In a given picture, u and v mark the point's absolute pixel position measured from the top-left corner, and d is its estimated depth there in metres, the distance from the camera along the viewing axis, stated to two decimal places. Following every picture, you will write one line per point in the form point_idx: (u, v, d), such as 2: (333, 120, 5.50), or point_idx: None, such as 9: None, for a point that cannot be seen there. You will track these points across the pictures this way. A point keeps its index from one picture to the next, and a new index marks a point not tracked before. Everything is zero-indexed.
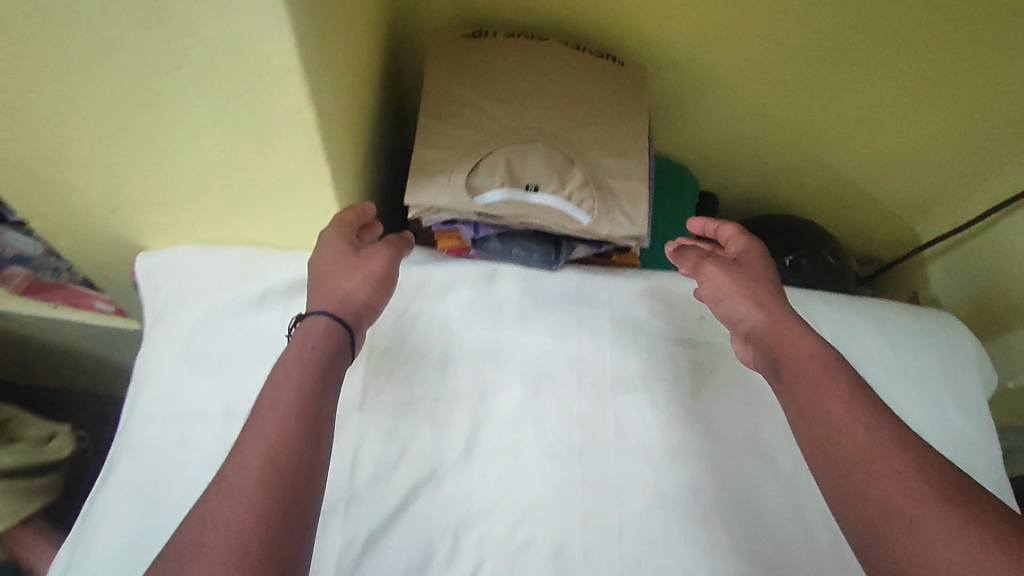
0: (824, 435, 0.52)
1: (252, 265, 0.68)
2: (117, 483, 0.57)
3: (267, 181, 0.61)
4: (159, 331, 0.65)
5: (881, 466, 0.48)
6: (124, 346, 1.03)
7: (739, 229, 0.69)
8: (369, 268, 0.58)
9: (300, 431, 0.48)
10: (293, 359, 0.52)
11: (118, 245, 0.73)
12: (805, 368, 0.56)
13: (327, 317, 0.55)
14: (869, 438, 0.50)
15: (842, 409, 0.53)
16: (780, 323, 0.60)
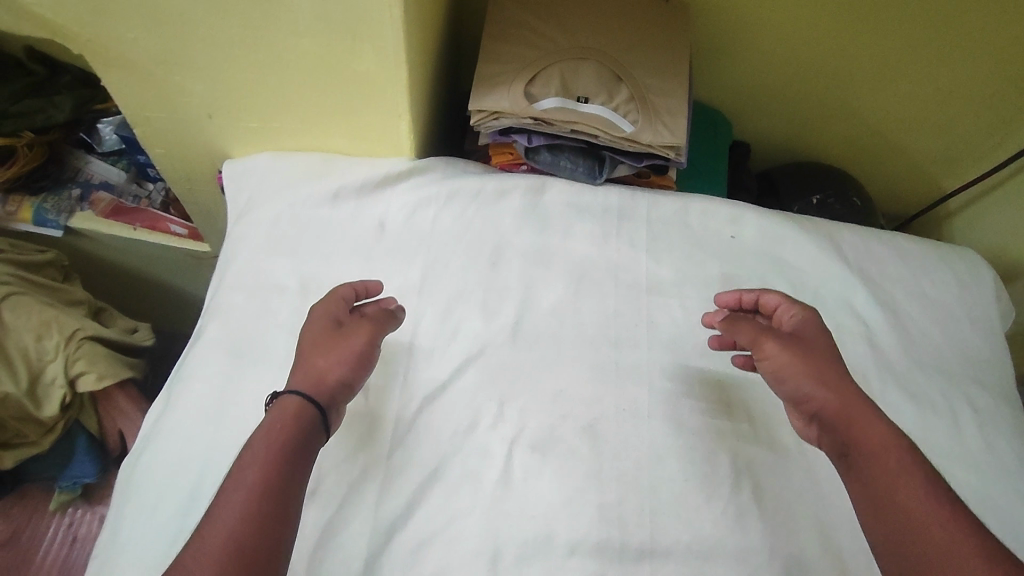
0: (897, 528, 0.50)
1: (328, 167, 0.78)
2: (210, 340, 0.67)
3: (349, 82, 0.71)
4: (245, 222, 0.75)
5: (952, 557, 0.47)
6: (196, 269, 1.23)
7: (784, 299, 0.65)
8: (347, 351, 0.60)
9: (276, 493, 0.50)
10: (261, 438, 0.53)
11: (212, 151, 0.85)
12: (869, 447, 0.54)
13: (299, 399, 0.56)
14: (936, 520, 0.49)
15: (921, 508, 0.49)
16: (849, 403, 0.56)
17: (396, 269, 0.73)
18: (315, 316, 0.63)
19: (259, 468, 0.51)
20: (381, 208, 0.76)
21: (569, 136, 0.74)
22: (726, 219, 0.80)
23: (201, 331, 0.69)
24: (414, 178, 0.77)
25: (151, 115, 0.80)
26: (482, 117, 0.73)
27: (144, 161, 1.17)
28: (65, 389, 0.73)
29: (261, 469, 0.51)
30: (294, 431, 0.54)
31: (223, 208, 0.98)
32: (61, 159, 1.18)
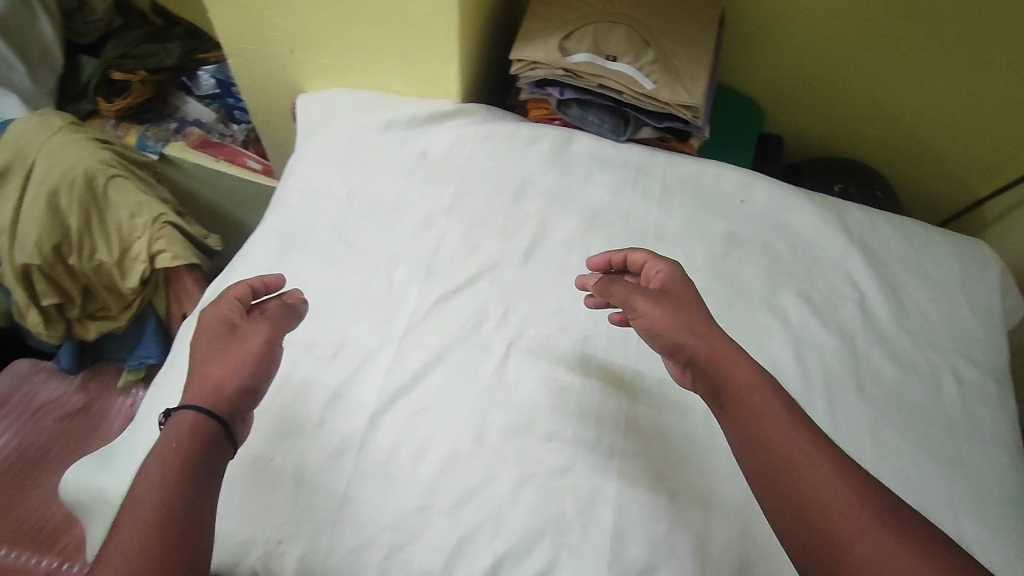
0: (769, 465, 0.49)
1: (383, 102, 0.89)
2: (266, 228, 0.78)
3: (407, 25, 0.82)
4: (308, 141, 0.87)
5: (823, 489, 0.46)
6: (257, 209, 1.35)
7: (650, 255, 0.67)
8: (244, 354, 0.59)
9: (183, 499, 0.50)
10: (156, 462, 0.51)
11: (290, 86, 0.99)
12: (740, 387, 0.53)
13: (193, 412, 0.54)
14: (804, 452, 0.48)
15: (792, 438, 0.49)
16: (717, 345, 0.57)
17: (430, 190, 0.82)
18: (211, 319, 0.61)
19: (163, 479, 0.50)
20: (426, 139, 0.86)
21: (596, 90, 0.82)
22: (738, 184, 0.85)
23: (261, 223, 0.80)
24: (456, 118, 0.87)
25: (244, 47, 0.94)
26: (521, 67, 0.83)
27: (233, 103, 1.30)
28: (144, 266, 0.87)
29: (163, 486, 0.50)
30: (191, 445, 0.53)
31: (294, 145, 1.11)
32: (165, 98, 1.36)
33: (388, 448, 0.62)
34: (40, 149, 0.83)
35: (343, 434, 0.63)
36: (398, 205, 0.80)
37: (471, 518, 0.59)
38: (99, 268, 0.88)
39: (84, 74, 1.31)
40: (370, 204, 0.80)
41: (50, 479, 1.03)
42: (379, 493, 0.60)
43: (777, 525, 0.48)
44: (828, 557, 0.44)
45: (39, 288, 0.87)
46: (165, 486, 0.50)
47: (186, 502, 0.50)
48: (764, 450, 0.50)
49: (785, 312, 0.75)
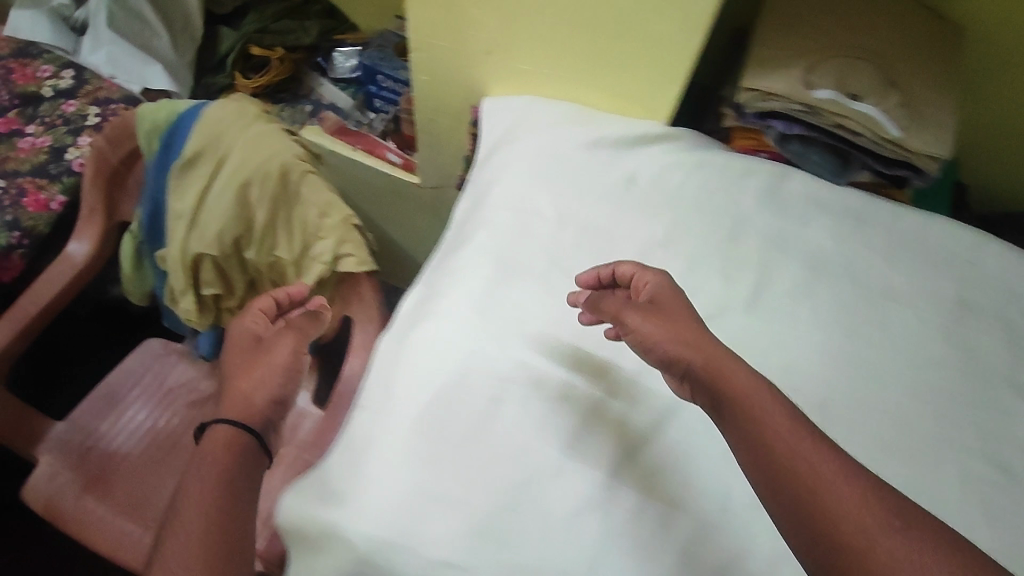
0: (774, 473, 0.47)
1: (586, 116, 0.83)
2: (478, 246, 0.75)
3: (638, 42, 0.76)
4: (506, 152, 0.83)
5: (833, 490, 0.45)
6: (385, 206, 1.27)
7: (638, 267, 0.66)
8: (269, 362, 0.76)
9: (227, 496, 0.63)
10: (199, 473, 0.65)
11: (471, 88, 0.93)
12: (739, 396, 0.52)
13: (225, 425, 0.69)
14: (814, 456, 0.47)
15: (791, 441, 0.48)
16: (715, 357, 0.55)
17: (643, 221, 0.77)
18: (240, 337, 0.78)
19: (213, 482, 0.64)
20: (633, 163, 0.80)
21: (830, 130, 0.76)
22: (969, 243, 0.79)
23: (468, 240, 0.76)
24: (665, 142, 0.82)
25: (435, 42, 0.88)
26: (750, 97, 0.77)
27: (373, 91, 1.24)
28: (322, 269, 0.83)
29: (210, 496, 0.63)
30: (228, 452, 0.67)
31: (456, 146, 1.06)
32: (300, 77, 1.31)
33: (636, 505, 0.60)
34: (235, 139, 0.77)
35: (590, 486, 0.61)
36: (612, 235, 0.76)
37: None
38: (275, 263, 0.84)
39: (224, 47, 1.27)
40: (584, 231, 0.75)
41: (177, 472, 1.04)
42: (633, 551, 0.58)
43: (789, 533, 0.46)
44: (843, 559, 0.42)
45: (205, 276, 0.87)
46: (218, 494, 0.63)
47: (230, 498, 0.64)
48: (769, 459, 0.48)
49: None
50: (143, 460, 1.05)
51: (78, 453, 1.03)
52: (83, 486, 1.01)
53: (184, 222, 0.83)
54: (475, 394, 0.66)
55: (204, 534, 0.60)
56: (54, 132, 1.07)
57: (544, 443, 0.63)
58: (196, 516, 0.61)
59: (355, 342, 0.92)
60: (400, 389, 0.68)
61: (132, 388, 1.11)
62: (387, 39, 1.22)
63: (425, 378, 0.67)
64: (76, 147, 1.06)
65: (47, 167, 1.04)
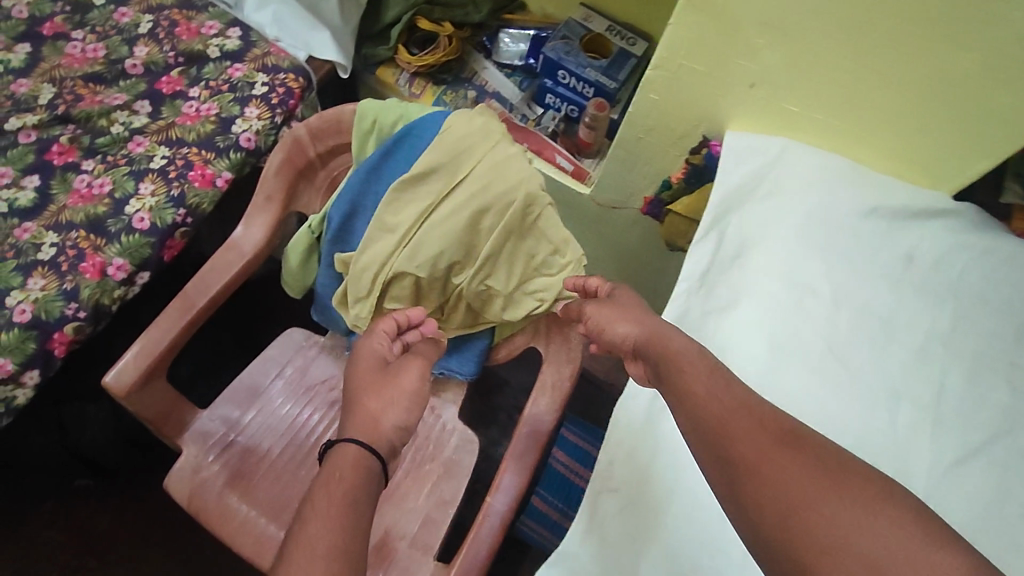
0: (694, 423, 0.54)
1: (862, 177, 0.74)
2: (743, 318, 0.69)
3: (955, 105, 0.67)
4: (762, 207, 0.73)
5: (742, 429, 0.51)
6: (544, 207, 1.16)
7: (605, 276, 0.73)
8: (400, 388, 0.67)
9: (354, 526, 0.55)
10: (326, 493, 0.57)
11: (706, 116, 0.83)
12: (670, 360, 0.59)
13: (349, 442, 0.62)
14: (715, 401, 0.54)
15: (699, 390, 0.55)
16: (652, 330, 0.62)
17: (923, 311, 0.68)
18: (367, 354, 0.69)
19: (339, 507, 0.56)
20: (912, 240, 0.71)
21: None
22: None
23: (729, 306, 0.70)
24: (948, 219, 0.72)
25: (687, 63, 0.77)
26: None
27: (547, 86, 1.14)
28: (533, 305, 0.77)
29: (332, 522, 0.55)
30: (355, 476, 0.59)
31: (657, 169, 0.94)
32: (462, 57, 1.21)
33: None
34: (475, 152, 0.75)
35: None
36: (889, 322, 0.67)
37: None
38: (481, 294, 0.77)
39: (388, 15, 1.16)
40: (861, 314, 0.67)
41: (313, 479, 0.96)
42: None
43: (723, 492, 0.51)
44: (746, 488, 0.49)
45: (398, 292, 0.78)
46: (340, 520, 0.55)
47: (356, 530, 0.55)
48: (689, 409, 0.55)
49: None
50: (284, 459, 0.97)
51: (220, 445, 0.96)
52: (227, 480, 0.94)
53: (397, 237, 0.76)
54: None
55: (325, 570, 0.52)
56: (219, 99, 0.99)
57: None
58: (316, 540, 0.54)
59: (543, 381, 0.84)
60: (663, 478, 0.62)
61: (273, 381, 1.03)
62: (573, 31, 1.12)
63: (697, 469, 0.62)
64: (243, 120, 0.98)
65: (214, 140, 0.96)
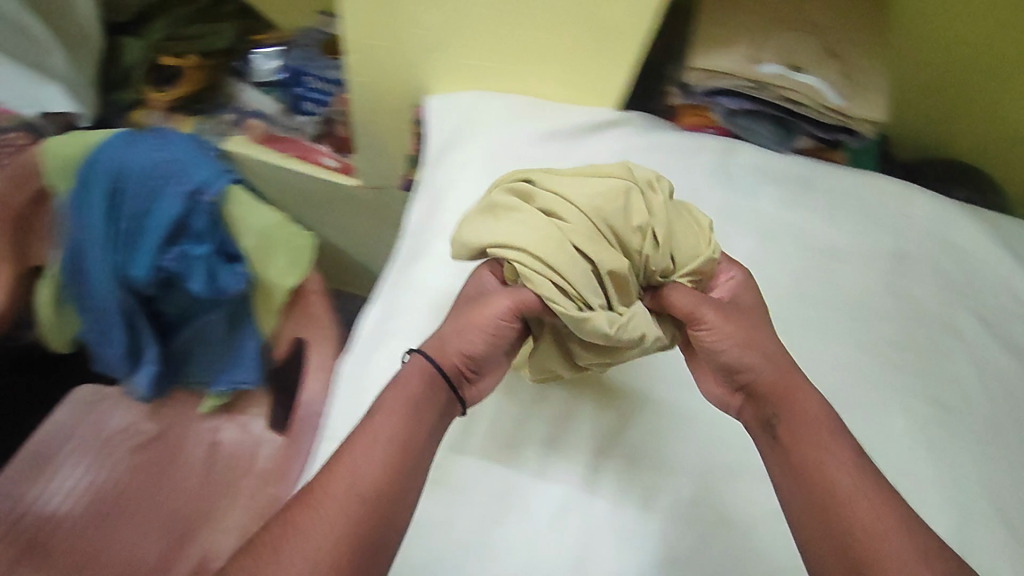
0: (814, 504, 0.53)
1: (535, 109, 0.83)
2: (437, 253, 0.75)
3: (581, 33, 0.77)
4: (457, 150, 0.82)
5: (865, 520, 0.51)
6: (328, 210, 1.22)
7: (695, 300, 0.61)
8: (479, 325, 0.59)
9: (402, 470, 0.53)
10: (383, 407, 0.56)
11: (411, 88, 0.90)
12: (805, 436, 0.56)
13: (425, 360, 0.59)
14: (848, 481, 0.53)
15: (844, 475, 0.53)
16: (784, 374, 0.59)
17: None
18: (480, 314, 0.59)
19: (391, 429, 0.54)
20: (585, 152, 0.81)
21: (776, 102, 0.78)
22: (897, 199, 0.85)
23: (425, 252, 0.76)
24: (615, 128, 0.83)
25: (373, 42, 0.84)
26: (697, 76, 0.78)
27: (299, 94, 1.17)
28: (539, 206, 0.60)
29: (388, 445, 0.53)
30: (426, 394, 0.58)
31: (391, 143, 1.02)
32: (218, 83, 1.22)
33: (625, 486, 0.64)
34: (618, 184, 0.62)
35: (565, 482, 0.64)
36: None
37: (702, 569, 0.60)
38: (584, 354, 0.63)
39: (128, 58, 1.17)
40: None
41: (112, 534, 0.91)
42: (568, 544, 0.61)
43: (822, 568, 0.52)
44: None
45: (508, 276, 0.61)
46: (397, 447, 0.54)
47: (402, 473, 0.53)
48: (814, 480, 0.54)
49: (959, 332, 0.78)
50: (83, 518, 0.91)
51: (7, 522, 0.90)
52: (17, 556, 0.88)
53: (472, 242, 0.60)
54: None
55: (345, 514, 0.50)
56: None
57: (669, 497, 0.64)
58: (351, 474, 0.52)
59: None
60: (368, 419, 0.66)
61: (64, 445, 0.97)
62: (312, 38, 1.17)
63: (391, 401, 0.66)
64: None
65: None
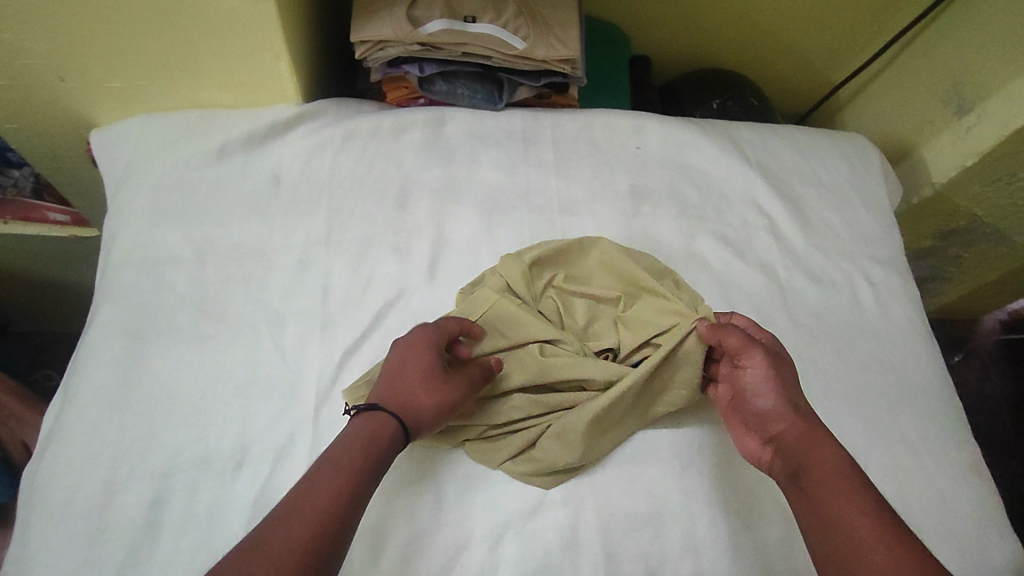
0: (844, 549, 0.47)
1: (207, 123, 0.72)
2: (102, 323, 0.63)
3: (217, 30, 0.65)
4: (122, 192, 0.69)
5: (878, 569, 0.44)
6: (64, 273, 1.05)
7: (746, 340, 0.59)
8: (454, 389, 0.57)
9: (347, 511, 0.48)
10: (346, 448, 0.51)
11: (71, 123, 0.76)
12: (828, 483, 0.50)
13: (390, 415, 0.54)
14: (855, 518, 0.47)
15: (865, 526, 0.47)
16: (810, 429, 0.55)
17: (297, 221, 0.69)
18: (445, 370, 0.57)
19: (350, 461, 0.50)
20: (272, 159, 0.71)
21: (459, 60, 0.71)
22: (630, 132, 0.81)
23: (91, 320, 0.64)
24: (304, 124, 0.73)
25: None
26: (366, 50, 0.70)
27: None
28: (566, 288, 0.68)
29: (342, 481, 0.49)
30: (385, 455, 0.52)
31: (93, 178, 0.89)
32: None
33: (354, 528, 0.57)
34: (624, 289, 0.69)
35: None
36: (262, 251, 0.67)
37: None
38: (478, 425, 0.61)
39: None
40: (225, 258, 0.67)
41: None
42: None
43: None
44: None
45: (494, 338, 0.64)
46: (351, 486, 0.49)
47: (346, 514, 0.48)
48: (832, 524, 0.48)
49: (707, 260, 0.75)
50: None
51: None
52: None
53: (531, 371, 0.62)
54: (128, 504, 0.56)
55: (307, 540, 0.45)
56: None
57: (540, 527, 0.59)
58: (301, 509, 0.46)
59: None
60: (39, 545, 0.54)
61: None
62: None
63: (63, 515, 0.55)
64: None
65: None
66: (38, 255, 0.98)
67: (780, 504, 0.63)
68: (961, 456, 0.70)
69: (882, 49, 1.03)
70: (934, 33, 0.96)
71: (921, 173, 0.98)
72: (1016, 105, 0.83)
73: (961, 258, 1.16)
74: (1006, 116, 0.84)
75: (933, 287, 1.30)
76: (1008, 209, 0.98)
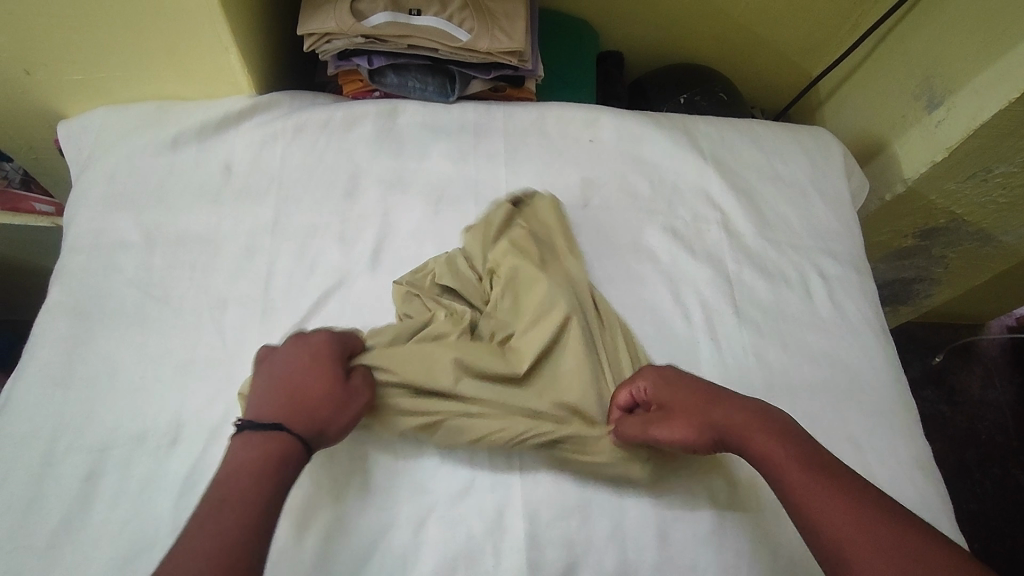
0: (778, 485, 0.51)
1: (165, 113, 0.74)
2: (53, 305, 0.66)
3: (168, 26, 0.67)
4: (82, 181, 0.72)
5: (812, 493, 0.49)
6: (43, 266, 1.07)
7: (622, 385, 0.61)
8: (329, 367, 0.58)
9: (248, 518, 0.48)
10: (231, 476, 0.50)
11: (41, 115, 0.79)
12: (745, 428, 0.55)
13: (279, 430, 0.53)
14: (776, 450, 0.53)
15: (787, 455, 0.52)
16: (709, 429, 0.57)
17: (246, 210, 0.71)
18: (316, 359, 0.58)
19: (235, 488, 0.49)
20: (225, 149, 0.74)
21: (406, 52, 0.75)
22: (583, 124, 0.81)
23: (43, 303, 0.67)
24: (257, 115, 0.75)
25: None
26: (316, 42, 0.74)
27: None
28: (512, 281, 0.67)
29: (231, 502, 0.48)
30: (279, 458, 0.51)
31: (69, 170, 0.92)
32: None
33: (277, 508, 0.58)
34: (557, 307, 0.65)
35: None
36: (211, 238, 0.70)
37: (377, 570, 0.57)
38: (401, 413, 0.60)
39: None
40: (175, 244, 0.69)
41: None
42: None
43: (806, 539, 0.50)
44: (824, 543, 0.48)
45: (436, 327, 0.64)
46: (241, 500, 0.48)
47: (251, 520, 0.48)
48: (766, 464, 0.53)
49: (654, 252, 0.75)
50: None
51: None
52: None
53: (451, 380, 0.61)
54: (63, 476, 0.58)
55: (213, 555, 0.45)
56: None
57: (464, 511, 0.60)
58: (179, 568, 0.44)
59: None
60: None
61: None
62: None
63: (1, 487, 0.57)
64: None
65: None
66: (13, 243, 0.98)
67: (714, 499, 0.62)
68: (911, 455, 0.69)
69: (857, 44, 1.02)
70: (906, 27, 0.95)
71: (894, 169, 0.95)
72: (982, 98, 0.81)
73: (946, 257, 1.11)
74: (975, 110, 0.81)
75: (921, 288, 1.23)
76: (988, 206, 0.94)
